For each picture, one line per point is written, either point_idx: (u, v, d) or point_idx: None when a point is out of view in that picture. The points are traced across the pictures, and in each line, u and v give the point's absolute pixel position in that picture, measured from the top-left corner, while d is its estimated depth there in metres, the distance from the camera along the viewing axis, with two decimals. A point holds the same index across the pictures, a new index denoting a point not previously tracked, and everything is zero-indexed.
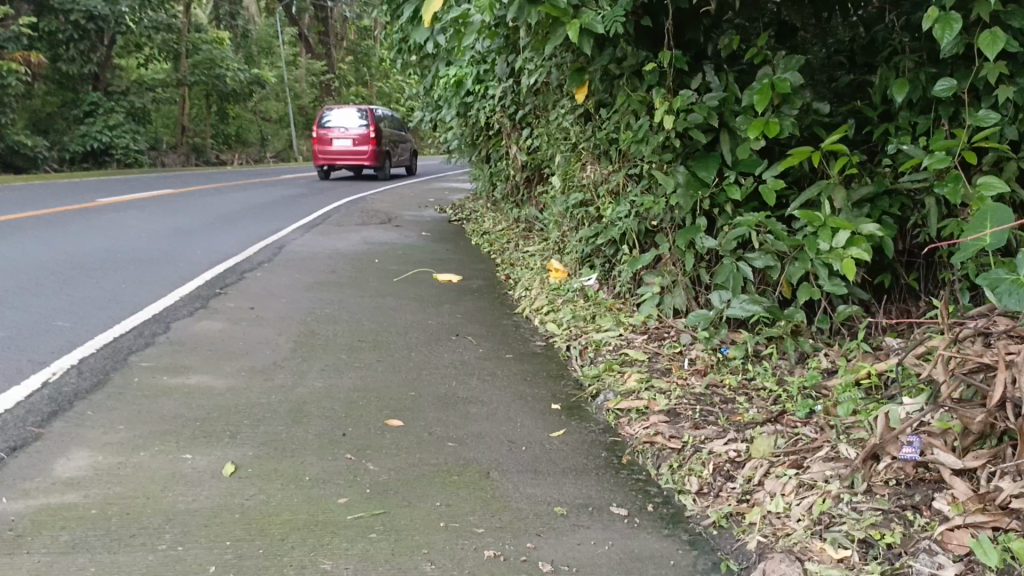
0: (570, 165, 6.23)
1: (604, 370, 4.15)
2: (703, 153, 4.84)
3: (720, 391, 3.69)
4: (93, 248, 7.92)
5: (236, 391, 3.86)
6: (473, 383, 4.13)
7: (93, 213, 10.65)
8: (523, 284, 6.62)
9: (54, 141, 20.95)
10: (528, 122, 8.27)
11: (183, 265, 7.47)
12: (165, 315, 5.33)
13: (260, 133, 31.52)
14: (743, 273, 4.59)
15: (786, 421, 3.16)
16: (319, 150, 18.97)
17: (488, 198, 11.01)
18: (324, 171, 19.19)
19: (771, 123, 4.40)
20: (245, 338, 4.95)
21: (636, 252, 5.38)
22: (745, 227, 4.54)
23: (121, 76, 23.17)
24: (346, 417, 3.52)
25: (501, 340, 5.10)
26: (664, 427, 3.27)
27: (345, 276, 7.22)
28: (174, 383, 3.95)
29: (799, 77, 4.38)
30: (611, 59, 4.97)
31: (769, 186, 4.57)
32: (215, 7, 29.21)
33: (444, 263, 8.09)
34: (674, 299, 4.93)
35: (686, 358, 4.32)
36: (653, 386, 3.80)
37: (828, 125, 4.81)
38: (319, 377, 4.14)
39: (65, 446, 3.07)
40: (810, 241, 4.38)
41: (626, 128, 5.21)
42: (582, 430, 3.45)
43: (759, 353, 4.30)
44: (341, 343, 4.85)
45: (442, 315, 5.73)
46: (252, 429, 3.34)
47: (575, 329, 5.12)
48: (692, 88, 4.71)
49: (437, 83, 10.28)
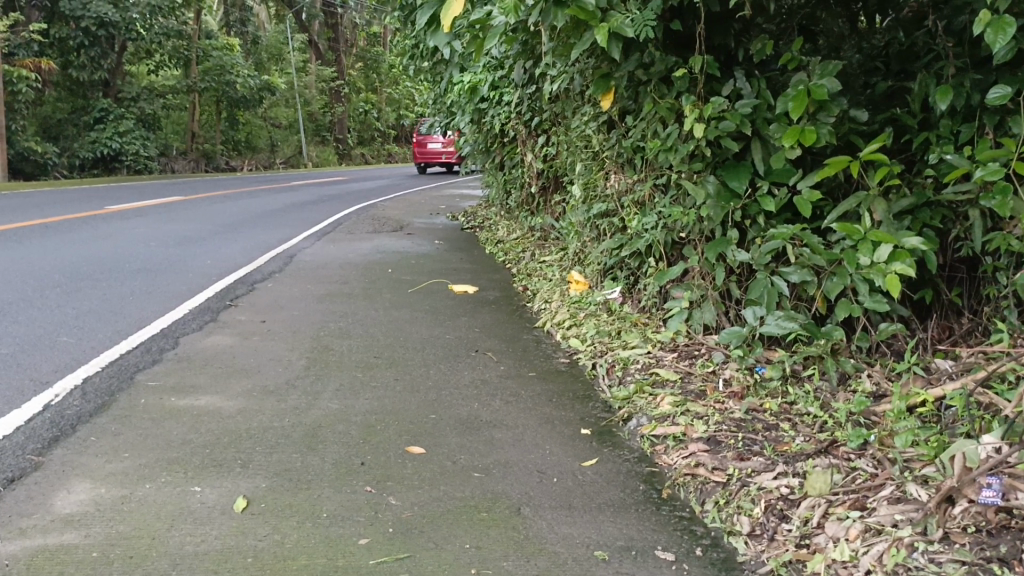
0: (592, 173, 6.02)
1: (635, 391, 3.94)
2: (734, 162, 4.63)
3: (761, 416, 3.48)
4: (100, 258, 7.76)
5: (247, 413, 3.66)
6: (496, 405, 3.92)
7: (101, 221, 10.54)
8: (542, 295, 6.42)
9: (65, 148, 21.02)
10: (545, 129, 8.08)
11: (192, 274, 7.30)
12: (173, 330, 5.15)
13: (270, 139, 31.53)
14: (778, 288, 4.37)
15: (837, 453, 2.96)
16: (421, 151, 25.12)
17: (502, 205, 10.81)
18: (418, 165, 25.12)
19: (807, 131, 4.18)
20: (255, 354, 4.75)
21: (663, 264, 5.16)
22: (780, 240, 4.32)
23: (132, 83, 23.18)
24: (364, 443, 3.32)
25: (523, 356, 4.89)
26: (705, 457, 3.06)
27: (357, 287, 7.03)
28: (181, 405, 3.76)
29: (837, 84, 4.17)
30: (638, 65, 4.77)
31: (804, 197, 4.36)
32: (226, 14, 29.19)
33: (458, 273, 7.89)
34: (703, 315, 4.71)
35: (720, 378, 4.10)
36: (688, 409, 3.59)
37: (865, 133, 4.58)
38: (334, 398, 3.94)
39: (65, 478, 2.88)
40: (849, 255, 4.14)
41: (653, 136, 5.00)
42: (615, 458, 3.24)
43: (797, 374, 4.08)
44: (356, 360, 4.65)
45: (459, 329, 5.53)
46: (264, 457, 3.14)
47: (599, 345, 4.90)
48: (724, 94, 4.50)
49: (450, 89, 10.11)
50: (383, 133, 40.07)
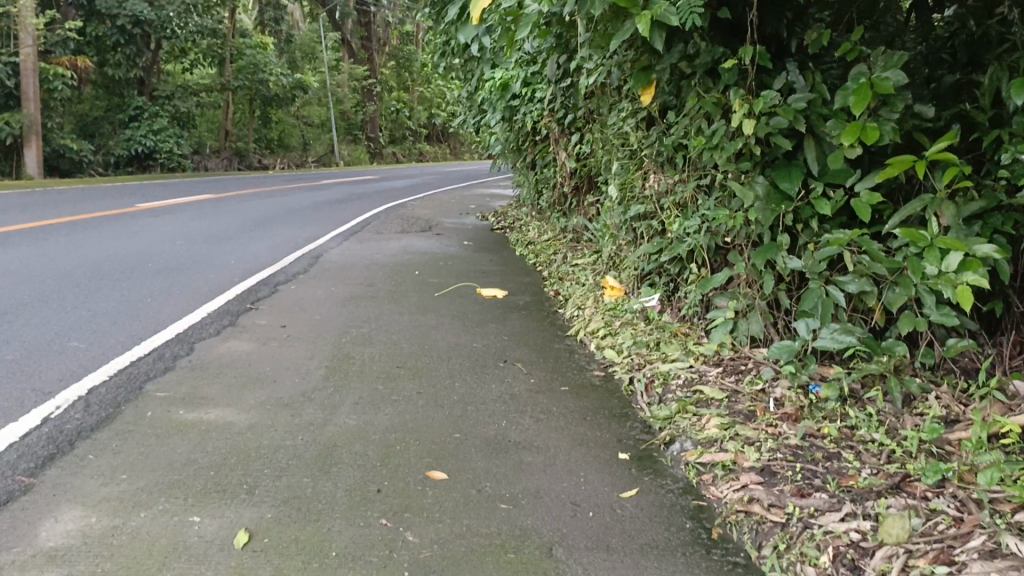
0: (629, 173, 5.69)
1: (677, 411, 3.62)
2: (785, 161, 4.28)
3: (820, 443, 3.14)
4: (124, 257, 7.63)
5: (258, 429, 3.41)
6: (525, 424, 3.61)
7: (127, 219, 10.42)
8: (575, 301, 6.10)
9: (100, 145, 21.09)
10: (579, 127, 7.76)
11: (214, 274, 7.09)
12: (189, 335, 4.94)
13: (302, 138, 31.54)
14: (833, 299, 4.03)
15: (912, 492, 2.64)
16: None
17: (533, 206, 10.49)
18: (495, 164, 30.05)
19: (868, 128, 3.82)
20: (273, 362, 4.52)
21: (705, 270, 4.82)
22: (836, 247, 3.97)
23: (167, 82, 23.24)
24: (382, 466, 3.05)
25: (554, 368, 4.58)
26: (760, 491, 2.74)
27: (382, 289, 6.78)
28: (189, 419, 3.52)
29: (903, 76, 3.80)
30: (681, 57, 4.43)
31: (863, 200, 4.00)
32: (260, 12, 29.24)
33: (487, 276, 7.60)
34: (750, 326, 4.37)
35: (770, 398, 3.76)
36: (737, 433, 3.26)
37: (930, 131, 4.21)
38: (351, 413, 3.67)
39: (55, 504, 2.64)
40: (913, 264, 3.78)
41: (697, 133, 4.66)
42: (657, 488, 2.93)
43: (856, 394, 3.72)
44: (377, 371, 4.38)
45: (487, 337, 5.24)
46: (272, 481, 2.88)
47: (637, 357, 4.59)
48: (776, 88, 4.16)
49: (482, 85, 9.82)
50: (414, 132, 39.94)
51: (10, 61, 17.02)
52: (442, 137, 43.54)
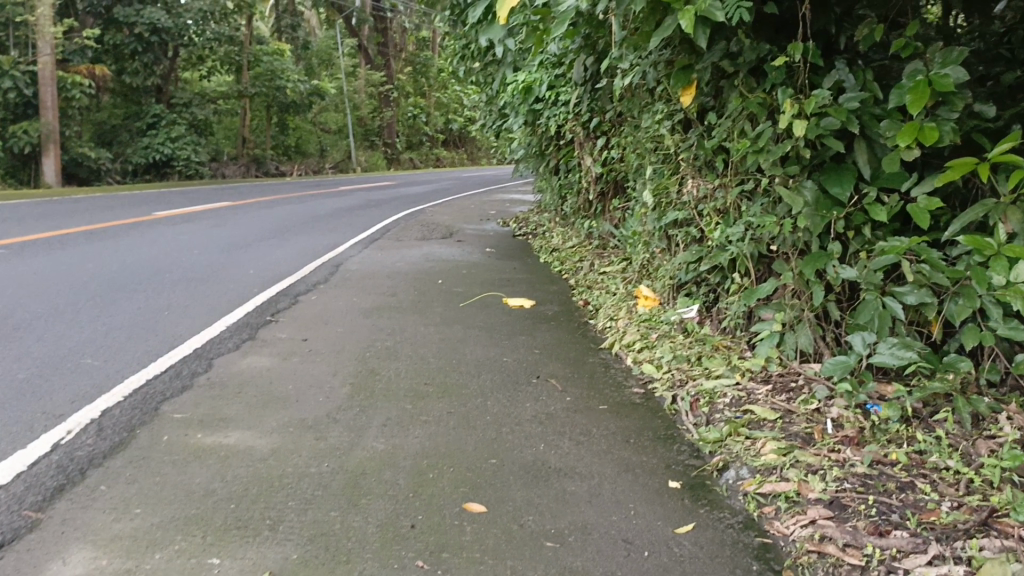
0: (663, 178, 5.45)
1: (728, 433, 3.38)
2: (835, 165, 4.03)
3: (890, 471, 2.88)
4: (142, 267, 7.50)
5: (281, 455, 3.20)
6: (565, 448, 3.38)
7: (146, 228, 10.31)
8: (606, 311, 5.88)
9: (118, 153, 21.11)
10: (605, 131, 7.53)
11: (233, 284, 6.92)
12: (207, 350, 4.76)
13: (319, 144, 31.50)
14: (890, 311, 3.78)
15: (1005, 530, 2.40)
16: None
17: (556, 212, 10.26)
18: None
19: (927, 129, 3.55)
20: (295, 379, 4.32)
21: (749, 280, 4.57)
22: (893, 255, 3.71)
23: (185, 89, 23.20)
24: (414, 499, 2.82)
25: (591, 385, 4.35)
26: (832, 528, 2.51)
27: (406, 300, 6.57)
28: (208, 443, 3.33)
29: (965, 73, 3.54)
30: (723, 55, 4.19)
31: (921, 205, 3.73)
32: (277, 19, 29.27)
33: (512, 284, 7.37)
34: (798, 339, 4.12)
35: (827, 419, 3.50)
36: (798, 460, 3.01)
37: (991, 131, 3.93)
38: (379, 437, 3.46)
39: (63, 544, 2.45)
40: (978, 273, 3.52)
41: (739, 136, 4.42)
42: (715, 523, 2.69)
43: (920, 415, 3.46)
44: (404, 389, 4.17)
45: (518, 351, 5.01)
46: (297, 514, 2.68)
47: (678, 373, 4.35)
48: (826, 87, 3.90)
49: (504, 89, 9.61)
50: (431, 138, 39.88)
51: (28, 69, 17.03)
52: (458, 143, 43.43)
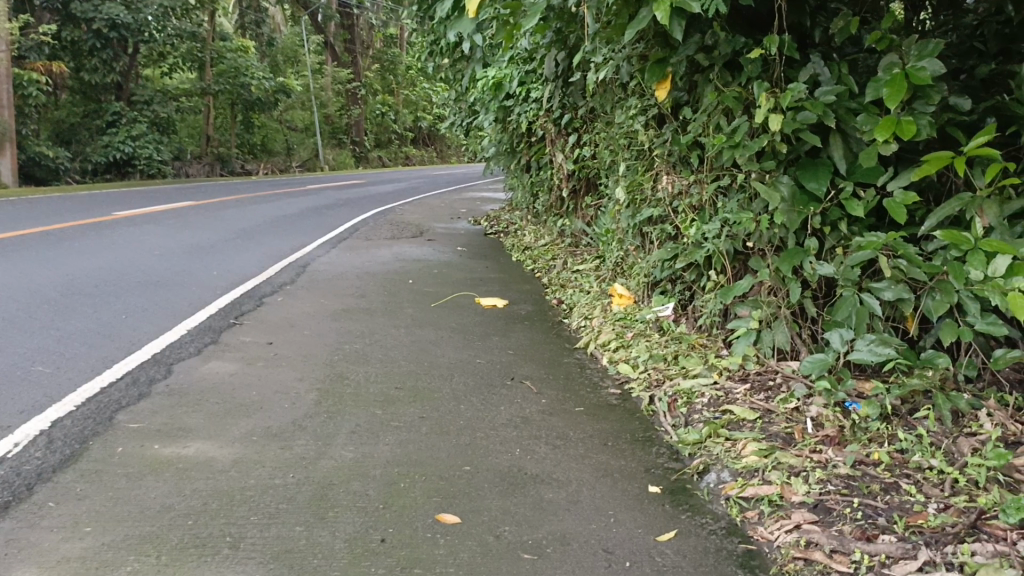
0: (637, 174, 5.38)
1: (707, 435, 3.29)
2: (810, 159, 3.98)
3: (874, 471, 2.80)
4: (101, 269, 7.28)
5: (242, 467, 3.12)
6: (541, 453, 3.28)
7: (106, 229, 10.04)
8: (581, 310, 5.80)
9: (78, 152, 20.61)
10: (577, 127, 7.45)
11: (196, 287, 6.75)
12: (166, 356, 4.62)
13: (286, 142, 31.06)
14: (868, 307, 3.72)
15: (996, 533, 2.35)
16: None
17: (528, 210, 10.16)
18: None
19: (904, 123, 3.51)
20: (260, 385, 4.19)
21: (725, 277, 4.50)
22: (870, 251, 3.66)
23: (146, 86, 22.65)
24: (383, 511, 2.73)
25: (565, 386, 4.26)
26: (819, 534, 2.44)
27: (375, 300, 6.44)
28: (165, 455, 3.25)
29: (941, 66, 3.50)
30: (698, 49, 4.13)
31: (897, 200, 3.69)
32: (241, 16, 28.78)
33: (484, 283, 7.26)
34: (775, 336, 4.06)
35: (807, 418, 3.43)
36: (780, 461, 2.92)
37: (965, 125, 3.90)
38: (348, 445, 3.34)
39: (6, 567, 2.36)
40: (955, 268, 3.48)
41: (715, 131, 4.35)
42: (697, 530, 2.60)
43: (899, 412, 3.40)
44: (374, 394, 4.04)
45: (491, 352, 4.90)
46: (258, 532, 2.60)
47: (655, 373, 4.27)
48: (802, 80, 3.84)
49: (473, 86, 9.49)
50: (400, 136, 39.57)
51: None
52: (428, 141, 43.17)
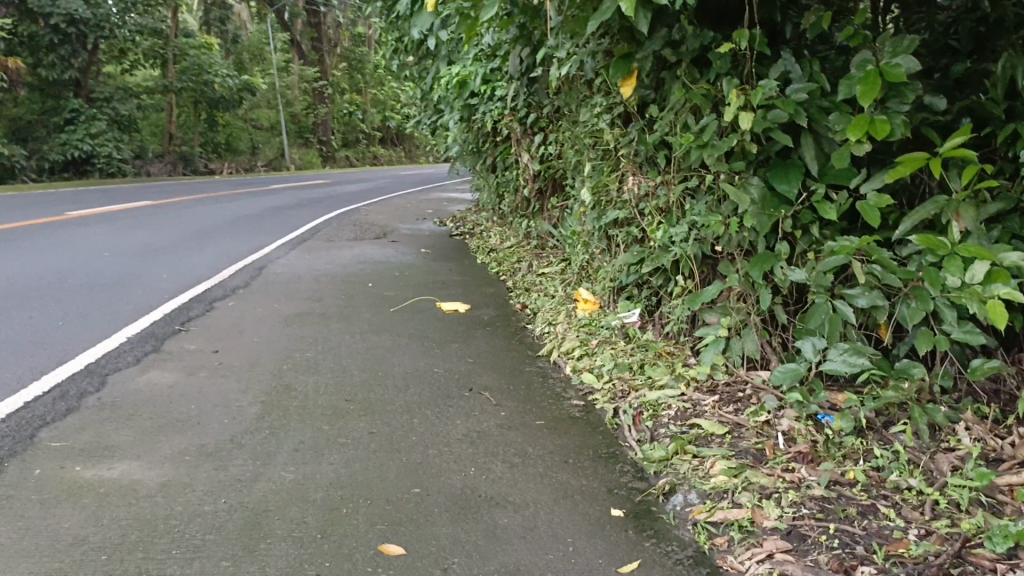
0: (602, 175, 5.19)
1: (674, 451, 3.10)
2: (781, 160, 3.82)
3: (850, 493, 2.62)
4: (42, 271, 6.92)
5: (170, 491, 2.85)
6: (497, 473, 3.06)
7: (54, 228, 9.63)
8: (544, 315, 5.60)
9: (34, 150, 20.01)
10: (542, 127, 7.26)
11: (143, 290, 6.42)
12: (102, 366, 4.33)
13: (251, 141, 30.55)
14: (841, 315, 3.56)
15: (980, 565, 2.19)
16: None
17: (493, 211, 9.96)
18: None
19: (878, 122, 3.35)
20: (201, 397, 3.92)
21: (692, 283, 4.32)
22: (843, 256, 3.50)
23: (106, 83, 22.01)
24: (321, 541, 2.49)
25: (526, 397, 4.05)
26: (793, 566, 2.25)
27: (332, 305, 6.18)
28: (87, 477, 2.97)
29: (916, 63, 3.34)
30: (665, 43, 3.95)
31: (871, 203, 3.54)
32: (205, 12, 28.18)
33: (447, 287, 7.04)
34: (744, 344, 3.88)
35: (778, 432, 3.24)
36: (750, 481, 2.73)
37: (939, 125, 3.76)
38: (289, 465, 3.09)
39: None
40: (931, 275, 3.33)
41: (682, 130, 4.17)
42: (663, 559, 2.40)
43: (874, 426, 3.23)
44: (321, 407, 3.78)
45: (450, 360, 4.67)
46: (180, 568, 2.34)
47: (619, 383, 4.08)
48: (772, 77, 3.68)
49: (438, 83, 9.25)
50: (367, 135, 39.16)
51: None
52: (396, 141, 42.80)
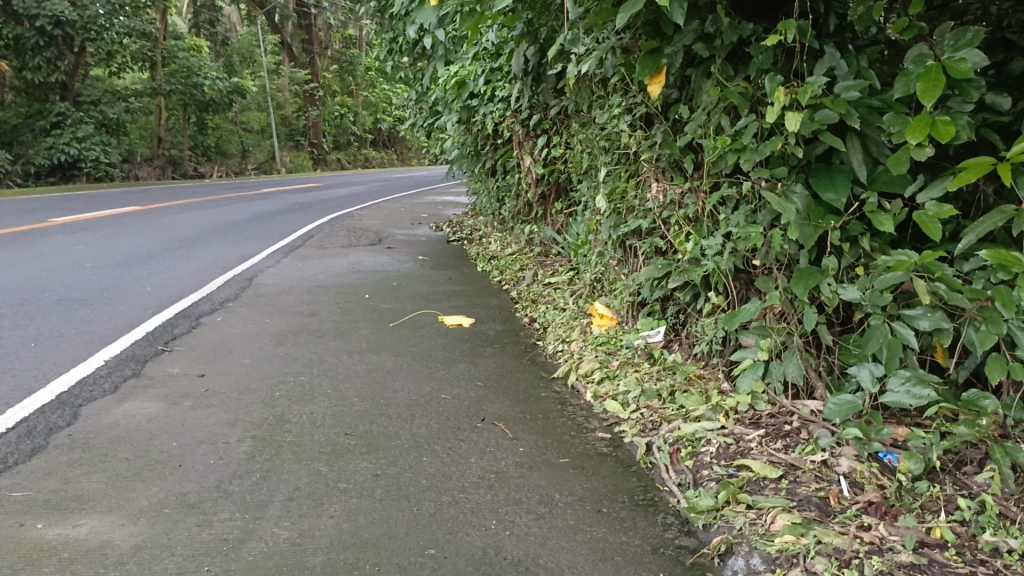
0: (620, 180, 4.81)
1: (725, 501, 2.70)
2: (827, 166, 3.43)
3: (942, 559, 2.29)
4: (16, 286, 6.47)
5: (144, 556, 2.44)
6: (522, 527, 2.66)
7: (33, 237, 9.18)
8: (557, 332, 5.21)
9: (19, 154, 19.48)
10: (546, 127, 6.87)
11: (123, 305, 5.99)
12: (75, 396, 3.90)
13: (242, 144, 29.90)
14: (901, 339, 3.17)
15: None
16: None
17: (492, 216, 9.55)
18: None
19: (940, 123, 2.95)
20: (184, 431, 3.51)
21: (725, 300, 3.94)
22: (901, 273, 3.11)
23: (93, 86, 21.47)
24: None
25: (546, 429, 3.65)
26: None
27: (327, 319, 5.78)
28: (47, 538, 2.55)
29: (983, 58, 2.97)
30: (699, 36, 3.57)
31: (931, 213, 3.14)
32: (194, 13, 27.65)
33: (448, 298, 6.64)
34: (787, 369, 3.49)
35: (839, 475, 2.85)
36: (822, 542, 2.35)
37: (1001, 126, 3.36)
38: (282, 520, 2.68)
39: None
40: (1004, 295, 2.92)
41: (714, 132, 3.80)
42: None
43: (946, 468, 2.85)
44: (318, 444, 3.37)
45: (456, 384, 4.28)
46: None
47: (649, 414, 3.70)
48: (818, 74, 3.30)
49: (434, 84, 8.85)
50: (359, 138, 38.67)
51: None
52: (387, 144, 42.32)
